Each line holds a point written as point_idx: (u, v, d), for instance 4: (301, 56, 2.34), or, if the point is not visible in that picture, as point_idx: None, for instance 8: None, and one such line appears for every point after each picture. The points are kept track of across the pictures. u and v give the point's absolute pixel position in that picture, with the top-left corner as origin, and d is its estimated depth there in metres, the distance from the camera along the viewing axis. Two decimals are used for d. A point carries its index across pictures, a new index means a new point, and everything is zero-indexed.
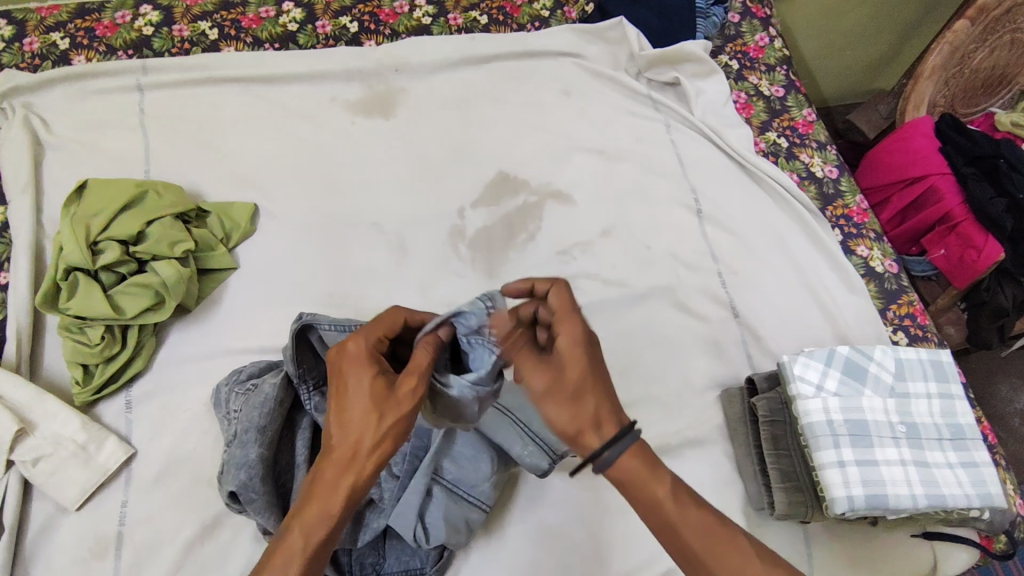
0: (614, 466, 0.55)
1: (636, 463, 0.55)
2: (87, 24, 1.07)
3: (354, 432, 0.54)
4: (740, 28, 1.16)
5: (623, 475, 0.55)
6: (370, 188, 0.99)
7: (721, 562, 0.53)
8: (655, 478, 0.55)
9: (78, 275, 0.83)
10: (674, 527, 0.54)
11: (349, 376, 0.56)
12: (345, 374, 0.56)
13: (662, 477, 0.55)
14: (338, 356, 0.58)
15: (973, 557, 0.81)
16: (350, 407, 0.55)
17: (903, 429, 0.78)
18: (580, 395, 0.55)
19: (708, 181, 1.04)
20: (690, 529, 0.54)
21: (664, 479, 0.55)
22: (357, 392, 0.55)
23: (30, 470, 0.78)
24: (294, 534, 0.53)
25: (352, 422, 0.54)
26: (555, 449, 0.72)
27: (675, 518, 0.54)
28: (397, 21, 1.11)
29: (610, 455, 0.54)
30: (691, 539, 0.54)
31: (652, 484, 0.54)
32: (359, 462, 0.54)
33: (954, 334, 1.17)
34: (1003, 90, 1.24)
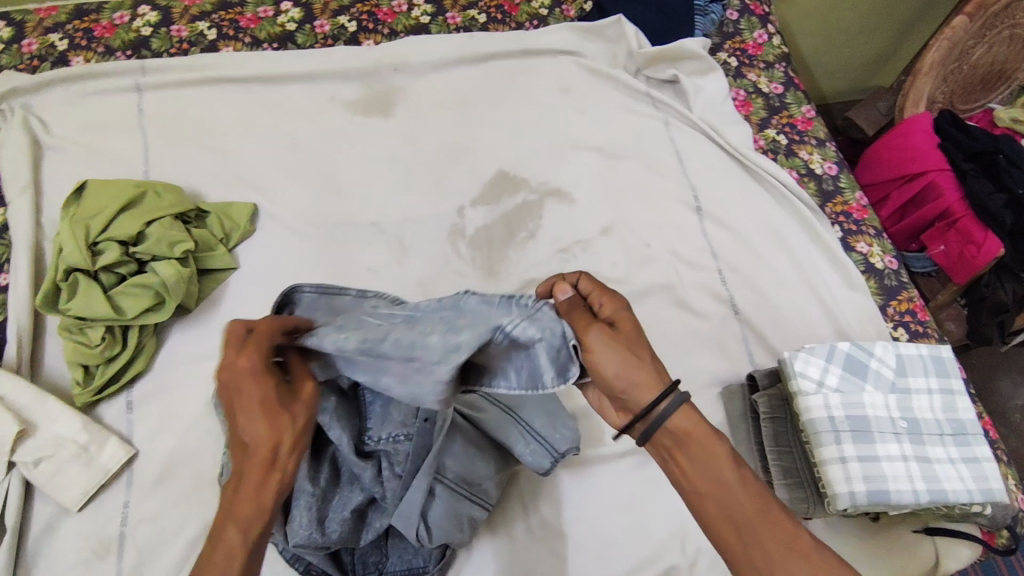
0: (668, 423, 0.52)
1: (692, 425, 0.52)
2: (86, 25, 1.07)
3: (265, 428, 0.50)
4: (738, 26, 1.17)
5: (681, 427, 0.51)
6: (370, 187, 0.99)
7: (774, 539, 0.48)
8: (713, 437, 0.51)
9: (78, 275, 0.83)
10: (725, 492, 0.49)
11: (245, 383, 0.51)
12: (241, 381, 0.51)
13: (718, 441, 0.51)
14: (226, 371, 0.52)
15: (975, 553, 0.81)
16: (253, 405, 0.50)
17: (904, 424, 0.78)
18: (637, 349, 0.53)
19: (708, 178, 1.04)
20: (743, 497, 0.49)
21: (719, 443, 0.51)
22: (257, 395, 0.51)
23: (31, 471, 0.78)
24: (230, 533, 0.48)
25: (259, 419, 0.50)
26: (557, 450, 0.73)
27: (731, 476, 0.49)
28: (395, 20, 1.11)
29: (666, 407, 0.52)
30: (740, 506, 0.49)
31: (708, 442, 0.51)
32: (275, 447, 0.49)
33: (954, 330, 1.18)
34: (1002, 86, 1.24)
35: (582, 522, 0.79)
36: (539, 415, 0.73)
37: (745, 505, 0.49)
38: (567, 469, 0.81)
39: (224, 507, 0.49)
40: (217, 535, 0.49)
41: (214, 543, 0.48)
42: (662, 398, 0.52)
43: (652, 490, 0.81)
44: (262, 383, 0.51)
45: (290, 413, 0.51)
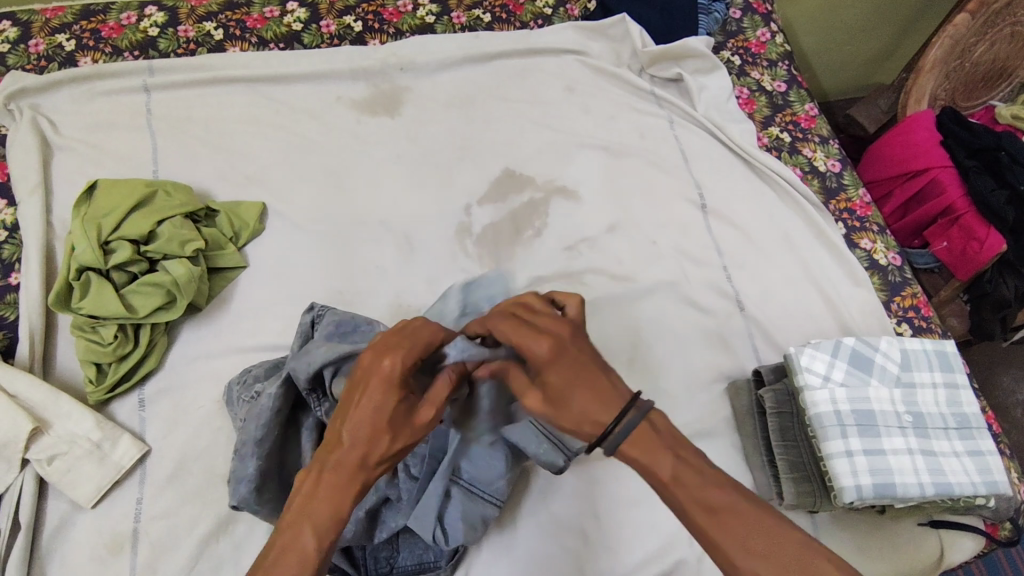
0: (619, 448, 0.51)
1: (643, 440, 0.51)
2: (93, 25, 1.07)
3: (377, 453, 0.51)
4: (741, 24, 1.17)
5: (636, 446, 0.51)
6: (378, 186, 0.99)
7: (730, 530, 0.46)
8: (667, 447, 0.50)
9: (91, 274, 0.84)
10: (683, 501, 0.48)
11: (371, 388, 0.53)
12: (381, 386, 0.53)
13: (666, 458, 0.50)
14: (371, 373, 0.53)
15: (979, 545, 0.82)
16: (364, 408, 0.52)
17: (909, 418, 0.78)
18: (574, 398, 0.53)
19: (711, 175, 1.04)
20: (713, 511, 0.47)
21: (669, 458, 0.49)
22: (375, 405, 0.52)
23: (46, 469, 0.78)
24: (307, 534, 0.48)
25: (366, 426, 0.51)
26: (571, 448, 0.72)
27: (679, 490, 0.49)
28: (400, 20, 1.12)
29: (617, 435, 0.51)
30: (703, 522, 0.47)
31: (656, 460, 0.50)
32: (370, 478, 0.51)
33: (958, 326, 1.17)
34: (1003, 83, 1.23)
35: (592, 517, 0.80)
36: None
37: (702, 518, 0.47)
38: (577, 464, 0.82)
39: (302, 499, 0.50)
40: (293, 536, 0.48)
41: (286, 533, 0.48)
42: (606, 437, 0.51)
43: None
44: (390, 398, 0.52)
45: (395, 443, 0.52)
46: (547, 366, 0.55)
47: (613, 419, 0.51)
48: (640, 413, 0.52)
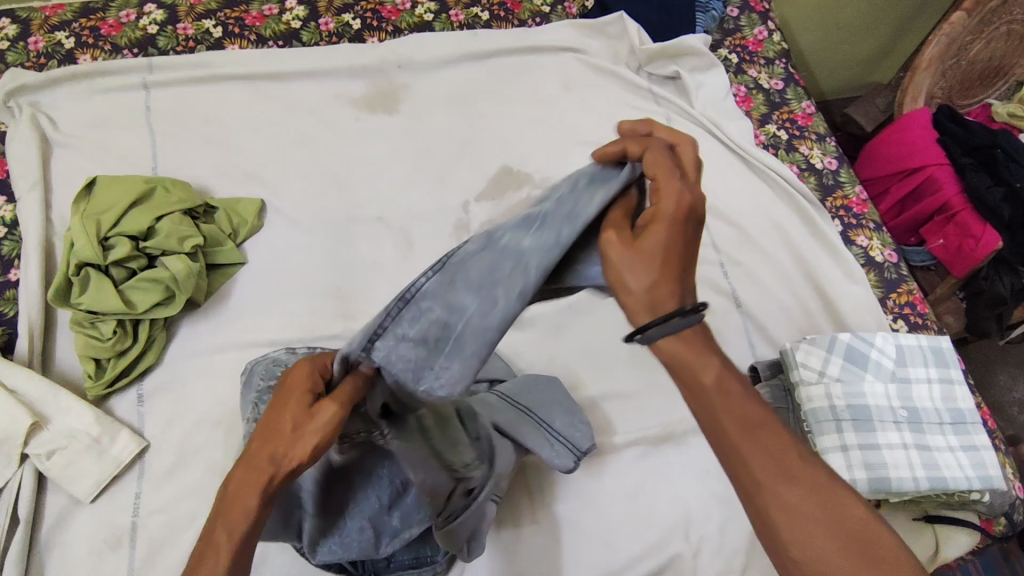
0: (656, 343, 0.46)
1: (692, 342, 0.46)
2: (92, 23, 1.07)
3: (274, 446, 0.47)
4: (739, 22, 1.18)
5: (680, 346, 0.46)
6: (377, 183, 1.00)
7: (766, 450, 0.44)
8: (705, 353, 0.46)
9: (89, 270, 0.84)
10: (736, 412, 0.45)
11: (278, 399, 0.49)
12: (292, 378, 0.50)
13: (712, 362, 0.45)
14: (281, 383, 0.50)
15: (974, 540, 0.82)
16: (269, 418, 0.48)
17: (905, 413, 0.79)
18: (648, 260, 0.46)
19: (709, 172, 1.05)
20: (748, 425, 0.45)
21: (712, 364, 0.45)
22: (278, 412, 0.48)
23: (45, 464, 0.79)
24: (218, 530, 0.47)
25: (268, 431, 0.48)
26: (579, 448, 0.77)
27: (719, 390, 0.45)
28: (399, 18, 1.12)
29: (676, 323, 0.45)
30: (748, 414, 0.45)
31: (698, 367, 0.45)
32: (270, 477, 0.47)
33: (954, 324, 1.18)
34: (999, 82, 1.26)
35: (589, 512, 0.80)
36: (557, 415, 0.78)
37: (734, 433, 0.44)
38: None
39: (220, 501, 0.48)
40: (211, 531, 0.48)
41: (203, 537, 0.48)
42: (661, 322, 0.45)
43: (655, 480, 0.82)
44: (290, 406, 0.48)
45: (294, 434, 0.47)
46: (651, 218, 0.46)
47: (676, 308, 0.45)
48: (697, 316, 0.46)
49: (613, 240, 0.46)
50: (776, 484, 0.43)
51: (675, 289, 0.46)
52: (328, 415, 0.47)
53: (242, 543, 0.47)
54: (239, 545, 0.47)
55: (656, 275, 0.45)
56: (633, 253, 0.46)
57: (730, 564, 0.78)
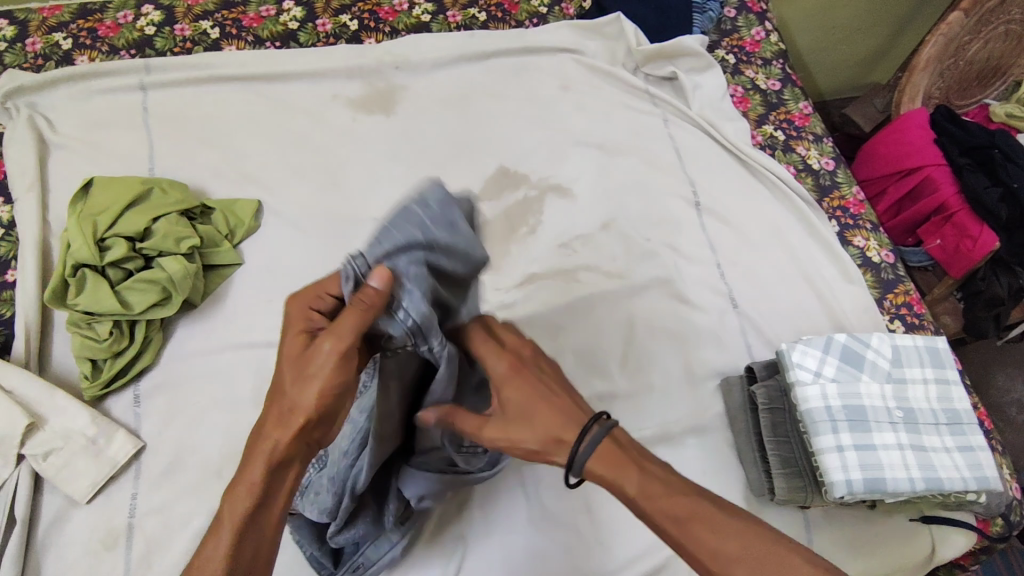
0: (585, 469, 0.56)
1: (609, 457, 0.56)
2: (90, 24, 1.08)
3: (277, 407, 0.52)
4: (736, 23, 1.18)
5: (600, 468, 0.56)
6: (374, 184, 1.00)
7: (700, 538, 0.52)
8: (624, 471, 0.55)
9: (86, 271, 0.84)
10: (661, 513, 0.54)
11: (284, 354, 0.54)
12: (293, 335, 0.55)
13: (630, 474, 0.55)
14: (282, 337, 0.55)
15: (969, 541, 0.83)
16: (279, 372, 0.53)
17: (900, 414, 0.79)
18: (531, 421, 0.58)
19: (705, 173, 1.05)
20: (681, 516, 0.53)
21: (633, 477, 0.55)
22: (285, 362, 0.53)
23: (41, 464, 0.79)
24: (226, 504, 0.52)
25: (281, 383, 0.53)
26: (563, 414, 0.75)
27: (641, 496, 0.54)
28: (396, 18, 1.12)
29: (582, 452, 0.56)
30: (673, 509, 0.53)
31: (619, 480, 0.55)
32: (269, 442, 0.51)
33: (952, 324, 1.18)
34: (997, 82, 1.26)
35: (584, 513, 0.80)
36: None
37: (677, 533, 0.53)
38: None
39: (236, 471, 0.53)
40: (222, 504, 0.52)
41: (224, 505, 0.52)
42: (571, 457, 0.56)
43: None
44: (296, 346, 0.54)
45: (291, 389, 0.52)
46: (505, 386, 0.59)
47: (578, 438, 0.56)
48: (605, 428, 0.56)
49: (491, 428, 0.59)
50: (732, 570, 0.51)
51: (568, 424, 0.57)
52: (325, 356, 0.51)
53: (250, 506, 0.51)
54: (248, 510, 0.51)
55: (536, 429, 0.57)
56: (503, 427, 0.59)
57: None
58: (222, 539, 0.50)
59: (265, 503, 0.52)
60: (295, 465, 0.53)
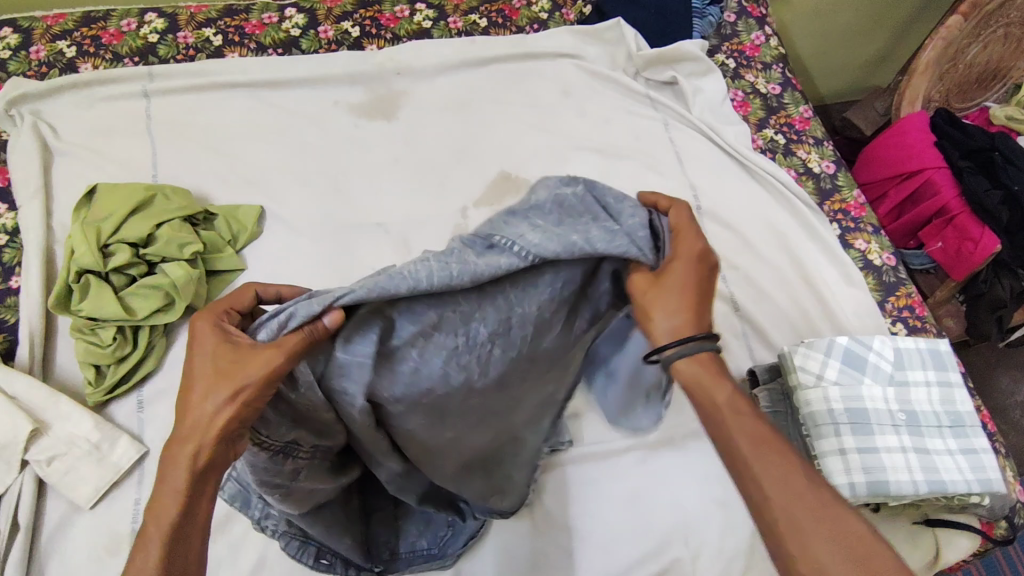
0: (679, 365, 0.55)
1: (706, 366, 0.55)
2: (94, 32, 1.08)
3: (189, 428, 0.49)
4: (736, 28, 1.18)
5: (688, 374, 0.55)
6: (376, 189, 1.00)
7: (765, 464, 0.51)
8: (719, 385, 0.55)
9: (90, 277, 0.85)
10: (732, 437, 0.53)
11: (202, 349, 0.50)
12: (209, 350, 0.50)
13: (723, 385, 0.54)
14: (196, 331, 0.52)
15: (974, 544, 0.82)
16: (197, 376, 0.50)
17: (903, 417, 0.79)
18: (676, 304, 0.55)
19: (706, 178, 1.05)
20: (752, 443, 0.52)
21: (724, 389, 0.54)
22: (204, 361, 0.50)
23: (45, 470, 0.79)
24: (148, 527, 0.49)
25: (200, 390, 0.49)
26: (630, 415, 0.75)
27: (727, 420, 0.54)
28: (397, 25, 1.13)
29: (682, 352, 0.55)
30: (744, 441, 0.53)
31: (710, 388, 0.55)
32: (190, 449, 0.48)
33: (954, 326, 1.18)
34: (998, 84, 1.26)
35: (587, 518, 0.80)
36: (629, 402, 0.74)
37: (746, 449, 0.52)
38: (572, 466, 0.82)
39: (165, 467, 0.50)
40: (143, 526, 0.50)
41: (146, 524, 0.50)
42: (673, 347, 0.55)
43: (654, 483, 0.82)
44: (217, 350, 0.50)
45: (205, 398, 0.49)
46: (675, 255, 0.55)
47: (697, 335, 0.55)
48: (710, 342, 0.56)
49: (642, 275, 0.55)
50: (782, 500, 0.50)
51: (689, 320, 0.55)
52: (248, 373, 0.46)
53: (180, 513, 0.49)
54: (178, 516, 0.49)
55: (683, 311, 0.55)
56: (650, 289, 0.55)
57: (728, 568, 0.78)
58: (150, 550, 0.48)
59: (193, 504, 0.50)
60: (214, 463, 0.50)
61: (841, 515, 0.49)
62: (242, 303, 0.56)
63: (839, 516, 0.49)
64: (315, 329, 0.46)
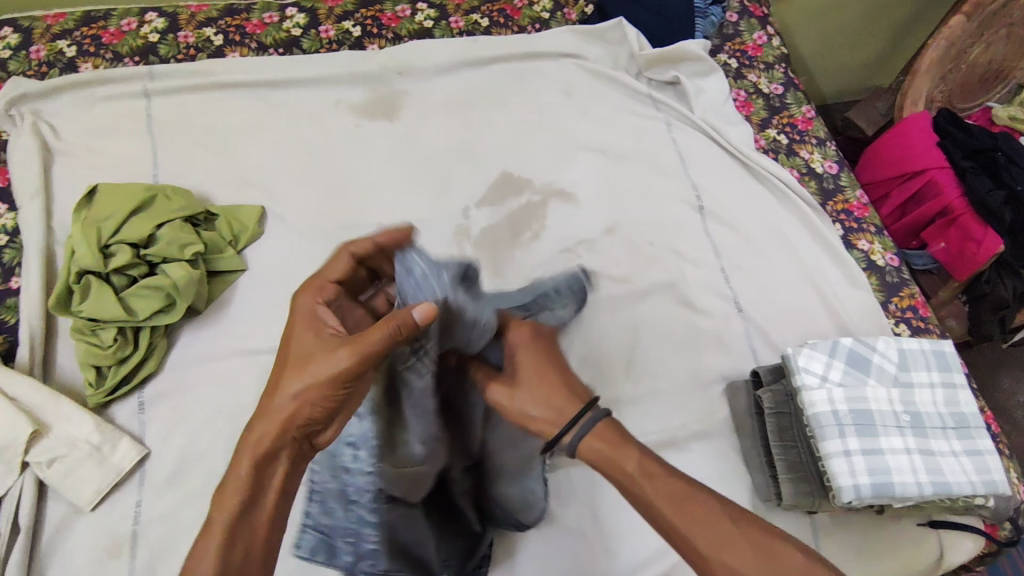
0: (580, 447, 0.55)
1: (607, 436, 0.55)
2: (94, 32, 1.08)
3: (268, 414, 0.52)
4: (738, 28, 1.18)
5: (597, 450, 0.54)
6: (377, 189, 1.00)
7: (692, 526, 0.51)
8: (623, 453, 0.54)
9: (91, 277, 0.84)
10: (652, 505, 0.52)
11: (300, 330, 0.56)
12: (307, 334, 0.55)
13: (628, 453, 0.53)
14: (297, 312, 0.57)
15: (978, 545, 0.82)
16: (291, 355, 0.55)
17: (908, 418, 0.78)
18: (535, 385, 0.57)
19: (709, 178, 1.05)
20: (671, 502, 0.52)
21: (631, 456, 0.53)
22: (300, 341, 0.55)
23: (45, 471, 0.79)
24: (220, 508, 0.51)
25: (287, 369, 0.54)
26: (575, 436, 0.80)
27: (642, 491, 0.53)
28: (399, 25, 1.13)
29: (570, 440, 0.55)
30: (663, 506, 0.52)
31: (617, 459, 0.54)
32: (262, 429, 0.52)
33: (956, 327, 1.17)
34: (1000, 84, 1.26)
35: (591, 520, 0.80)
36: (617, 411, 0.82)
37: (667, 511, 0.52)
38: (575, 467, 0.82)
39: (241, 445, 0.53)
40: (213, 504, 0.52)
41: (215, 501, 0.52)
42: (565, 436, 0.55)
43: None
44: (314, 337, 0.55)
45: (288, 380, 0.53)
46: (508, 337, 0.59)
47: (566, 425, 0.55)
48: (599, 412, 0.55)
49: (498, 390, 0.57)
50: (717, 554, 0.50)
51: (550, 409, 0.56)
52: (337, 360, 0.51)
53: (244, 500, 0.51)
54: (241, 504, 0.51)
55: (537, 398, 0.56)
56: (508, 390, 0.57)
57: None
58: (212, 535, 0.50)
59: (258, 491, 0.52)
60: (284, 452, 0.53)
61: (774, 548, 0.50)
62: (338, 275, 0.60)
63: (770, 550, 0.50)
64: (405, 322, 0.49)
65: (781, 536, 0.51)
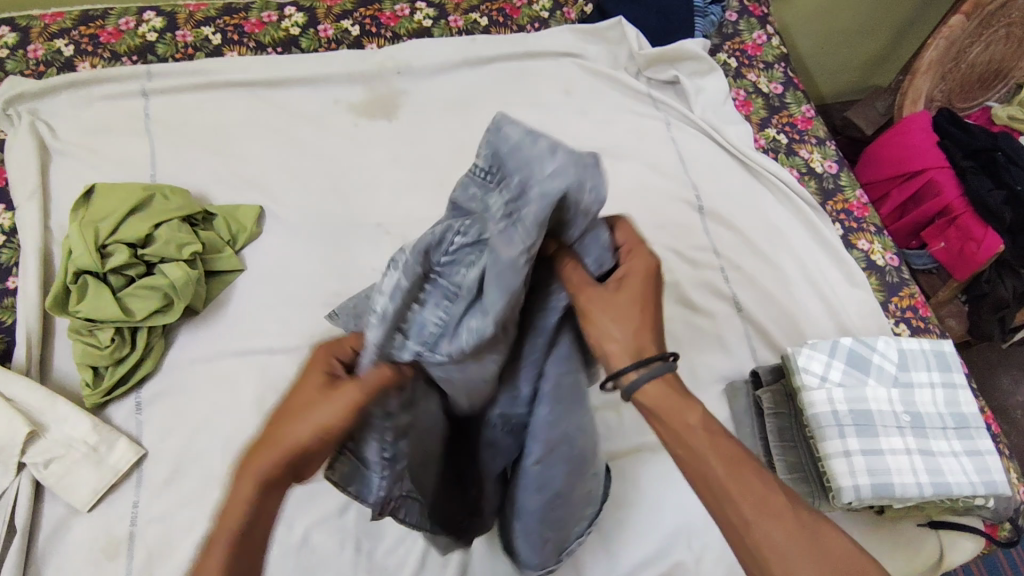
0: (639, 392, 0.52)
1: (666, 390, 0.52)
2: (92, 30, 1.07)
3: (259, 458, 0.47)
4: (738, 27, 1.18)
5: (651, 399, 0.52)
6: (376, 189, 0.99)
7: (741, 489, 0.49)
8: (686, 404, 0.51)
9: (88, 278, 0.84)
10: (702, 462, 0.50)
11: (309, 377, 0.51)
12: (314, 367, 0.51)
13: (692, 407, 0.51)
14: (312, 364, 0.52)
15: (978, 546, 0.82)
16: (293, 399, 0.50)
17: (908, 418, 0.78)
18: (622, 313, 0.52)
19: (709, 178, 1.05)
20: (725, 465, 0.50)
21: (694, 410, 0.51)
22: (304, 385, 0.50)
23: (42, 472, 0.78)
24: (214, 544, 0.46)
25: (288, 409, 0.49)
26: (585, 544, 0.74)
27: (697, 446, 0.50)
28: (398, 24, 1.12)
29: (639, 377, 0.51)
30: (715, 467, 0.50)
31: (680, 411, 0.51)
32: (262, 468, 0.47)
33: (954, 326, 1.16)
34: (999, 85, 1.26)
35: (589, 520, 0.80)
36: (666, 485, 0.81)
37: (719, 471, 0.49)
38: None
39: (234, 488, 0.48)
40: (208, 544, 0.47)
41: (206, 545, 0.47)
42: (640, 369, 0.51)
43: (657, 487, 0.82)
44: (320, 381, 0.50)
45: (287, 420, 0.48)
46: (626, 260, 0.55)
47: (653, 355, 0.52)
48: (668, 364, 0.52)
49: (595, 294, 0.52)
50: (760, 524, 0.48)
51: (653, 339, 0.53)
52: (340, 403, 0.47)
53: (242, 534, 0.46)
54: (236, 538, 0.46)
55: (635, 327, 0.52)
56: (597, 301, 0.52)
57: (731, 571, 0.77)
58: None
59: (255, 529, 0.47)
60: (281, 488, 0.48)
61: (821, 531, 0.48)
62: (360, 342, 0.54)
63: (819, 531, 0.48)
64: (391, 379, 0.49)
65: (829, 522, 0.49)
